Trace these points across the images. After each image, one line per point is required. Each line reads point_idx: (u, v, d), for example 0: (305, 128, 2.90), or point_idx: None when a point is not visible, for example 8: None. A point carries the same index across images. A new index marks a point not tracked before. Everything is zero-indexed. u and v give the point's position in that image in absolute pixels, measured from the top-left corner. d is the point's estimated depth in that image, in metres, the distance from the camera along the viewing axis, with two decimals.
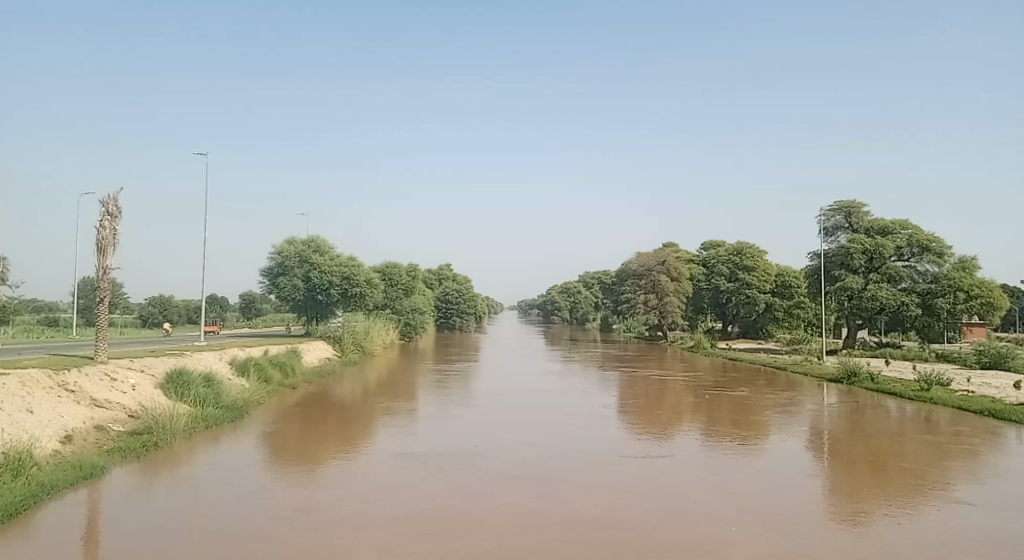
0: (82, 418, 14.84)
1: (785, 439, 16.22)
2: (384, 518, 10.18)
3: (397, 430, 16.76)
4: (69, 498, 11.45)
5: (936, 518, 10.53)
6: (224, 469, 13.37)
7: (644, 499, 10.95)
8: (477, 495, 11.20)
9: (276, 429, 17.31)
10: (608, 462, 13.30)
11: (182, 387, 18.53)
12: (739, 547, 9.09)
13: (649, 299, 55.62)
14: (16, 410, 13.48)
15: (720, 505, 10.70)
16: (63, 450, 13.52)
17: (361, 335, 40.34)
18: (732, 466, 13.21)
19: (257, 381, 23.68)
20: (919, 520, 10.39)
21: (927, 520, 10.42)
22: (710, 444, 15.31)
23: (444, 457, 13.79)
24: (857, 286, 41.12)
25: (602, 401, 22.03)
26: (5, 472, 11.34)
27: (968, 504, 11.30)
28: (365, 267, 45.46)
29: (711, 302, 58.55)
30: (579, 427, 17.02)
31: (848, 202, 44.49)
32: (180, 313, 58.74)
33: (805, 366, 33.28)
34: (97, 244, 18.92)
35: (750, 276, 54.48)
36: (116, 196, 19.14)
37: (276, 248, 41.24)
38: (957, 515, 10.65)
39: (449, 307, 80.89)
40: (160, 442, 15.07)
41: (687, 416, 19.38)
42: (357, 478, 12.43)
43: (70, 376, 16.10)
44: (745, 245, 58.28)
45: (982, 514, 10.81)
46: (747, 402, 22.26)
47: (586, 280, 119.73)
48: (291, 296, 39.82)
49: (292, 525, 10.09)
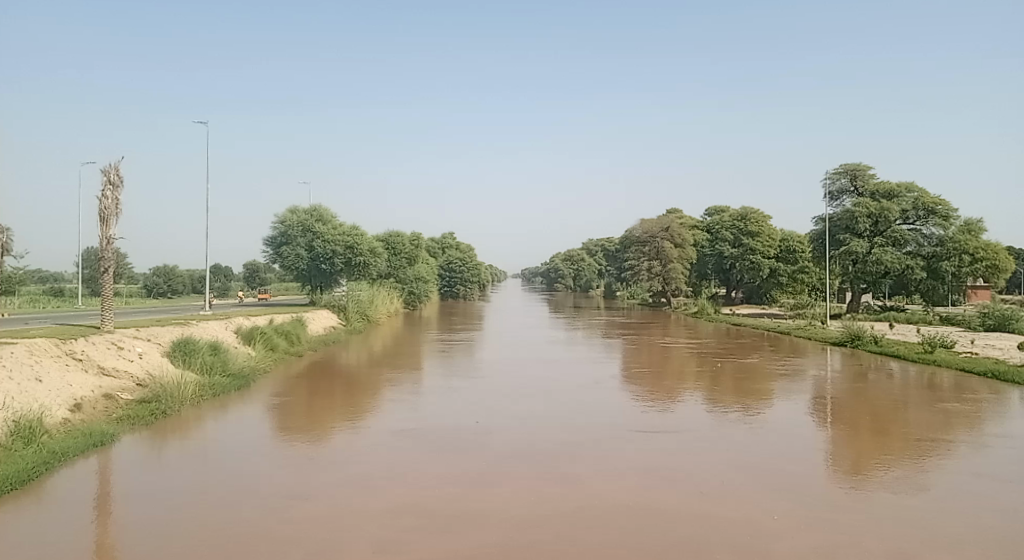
0: (90, 387, 15.00)
1: (791, 407, 16.23)
2: (385, 507, 9.74)
3: (401, 403, 16.71)
4: (79, 466, 11.60)
5: (962, 495, 10.22)
6: (234, 441, 13.29)
7: (663, 481, 10.64)
8: (487, 481, 10.75)
9: (285, 399, 17.36)
10: (622, 440, 13.03)
11: (189, 356, 18.68)
12: (765, 536, 8.70)
13: (653, 266, 55.63)
14: (24, 380, 13.58)
15: (738, 489, 10.35)
16: (73, 418, 13.64)
17: (365, 304, 40.60)
18: (745, 442, 12.95)
19: (263, 349, 23.86)
20: (945, 496, 10.13)
21: (951, 496, 10.14)
22: (717, 415, 15.27)
23: (451, 435, 13.54)
24: (861, 250, 40.86)
25: (607, 370, 22.09)
26: (17, 441, 11.56)
27: (995, 478, 11.01)
28: (368, 235, 45.39)
29: (715, 268, 57.91)
30: (583, 399, 17.06)
31: (854, 164, 44.15)
32: (186, 283, 59.12)
33: (808, 331, 33.42)
34: (99, 213, 18.84)
35: (754, 241, 54.34)
36: (117, 164, 19.10)
37: (279, 218, 41.19)
38: (981, 490, 10.41)
39: (452, 275, 81.19)
40: (168, 410, 15.19)
41: (692, 384, 19.41)
42: (359, 457, 12.15)
43: (77, 345, 16.24)
44: (749, 209, 57.85)
45: (1005, 487, 10.60)
46: (753, 368, 22.37)
47: (591, 247, 119.33)
48: (295, 265, 39.72)
49: (298, 505, 9.86)
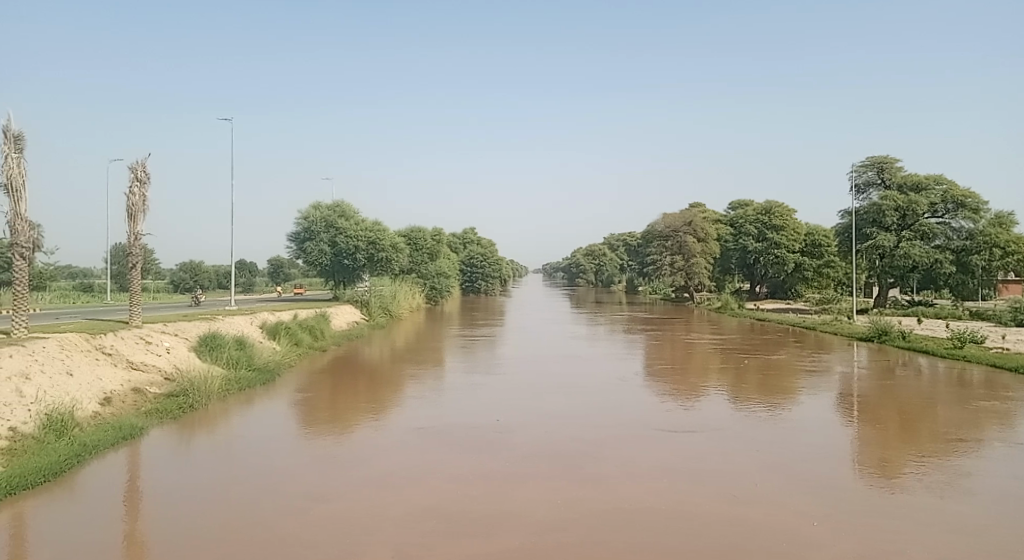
0: (120, 381, 15.24)
1: (816, 404, 16.07)
2: (408, 508, 9.68)
3: (423, 400, 16.80)
4: (109, 458, 11.78)
5: (997, 498, 10.00)
6: (259, 436, 13.40)
7: (691, 484, 10.51)
8: (510, 482, 10.67)
9: (309, 393, 17.52)
10: (646, 440, 12.93)
11: (215, 350, 19.00)
12: (795, 543, 8.53)
13: (676, 260, 55.31)
14: (56, 373, 13.83)
15: (766, 492, 10.17)
16: (103, 411, 13.87)
17: (388, 299, 40.86)
18: (770, 442, 12.79)
19: (288, 344, 24.13)
20: (979, 500, 9.88)
21: (986, 500, 9.90)
22: (741, 413, 15.13)
23: (473, 434, 13.52)
24: (889, 244, 40.22)
25: (630, 367, 22.05)
26: (49, 434, 11.83)
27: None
28: (389, 231, 45.61)
29: (739, 262, 56.90)
30: (606, 397, 17.00)
31: (880, 157, 43.50)
32: (211, 279, 59.90)
33: (835, 326, 33.01)
34: (127, 210, 19.13)
35: (778, 235, 53.74)
36: (144, 162, 19.36)
37: (302, 214, 41.47)
38: (1016, 493, 10.18)
39: (473, 270, 81.49)
40: (195, 404, 15.39)
41: (715, 380, 19.30)
42: (382, 455, 12.17)
43: (107, 340, 16.51)
44: (774, 203, 56.73)
45: None
46: (777, 365, 22.16)
47: (612, 242, 118.91)
48: (319, 261, 40.03)
49: (321, 503, 9.88)
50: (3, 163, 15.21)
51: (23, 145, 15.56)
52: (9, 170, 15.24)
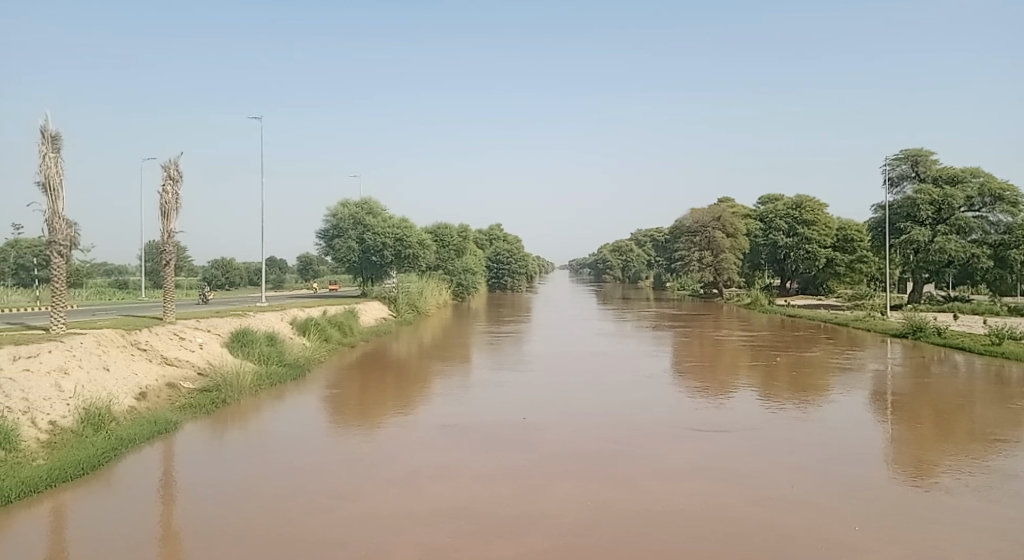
0: (155, 375, 15.54)
1: (848, 402, 15.81)
2: (434, 507, 9.71)
3: (451, 397, 16.86)
4: (145, 452, 12.02)
5: None
6: (290, 432, 13.57)
7: (721, 486, 10.39)
8: (538, 483, 10.63)
9: (339, 389, 17.70)
10: (675, 440, 12.83)
11: (247, 346, 19.28)
12: (828, 549, 8.36)
13: (704, 256, 54.82)
14: (93, 368, 14.14)
15: (797, 495, 10.00)
16: (139, 406, 14.15)
17: (415, 296, 41.10)
18: (801, 442, 12.60)
19: (317, 340, 24.41)
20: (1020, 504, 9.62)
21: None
22: (772, 412, 14.94)
23: (500, 432, 13.52)
24: (923, 238, 39.38)
25: (658, 364, 21.91)
26: (87, 428, 12.11)
27: None
28: (416, 227, 45.82)
29: (769, 258, 56.20)
30: (633, 395, 16.90)
31: (915, 150, 42.62)
32: (242, 276, 60.77)
33: (867, 323, 32.45)
34: (161, 208, 19.45)
35: (810, 230, 52.93)
36: (177, 160, 19.67)
37: (331, 211, 41.81)
38: None
39: (500, 267, 81.65)
40: (228, 398, 15.63)
41: (744, 378, 19.09)
42: (410, 453, 12.23)
43: (142, 335, 16.83)
44: (805, 198, 55.60)
45: None
46: (809, 362, 21.82)
47: (640, 238, 118.10)
48: (347, 257, 40.38)
49: (350, 500, 9.97)
50: (41, 163, 15.57)
51: (61, 145, 15.90)
52: (47, 170, 15.60)
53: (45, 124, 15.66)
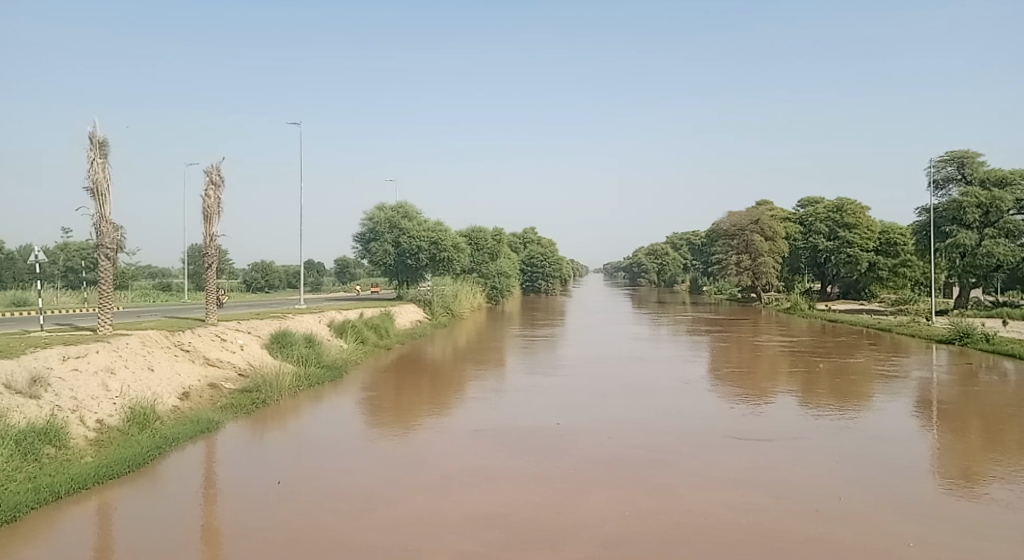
0: (197, 376, 15.87)
1: (893, 411, 15.41)
2: (469, 514, 9.71)
3: (486, 400, 16.88)
4: (188, 450, 12.26)
5: None
6: (328, 433, 13.72)
7: (765, 498, 10.17)
8: (575, 492, 10.52)
9: (375, 391, 17.85)
10: (712, 449, 12.65)
11: (286, 348, 19.61)
12: None
13: (741, 260, 54.08)
14: (139, 368, 14.48)
15: (839, 509, 9.76)
16: (182, 405, 14.45)
17: (450, 299, 41.31)
18: (844, 453, 12.31)
19: (354, 342, 24.69)
20: None
21: None
22: (813, 420, 14.63)
23: (535, 438, 13.48)
24: (970, 242, 38.25)
25: (695, 369, 21.63)
26: (132, 426, 12.41)
27: None
28: (451, 231, 46.03)
29: (809, 262, 55.19)
30: (670, 401, 16.73)
31: (961, 151, 41.48)
32: (282, 278, 61.78)
33: (911, 328, 31.66)
34: (203, 212, 19.87)
35: (851, 234, 51.84)
36: (218, 165, 20.08)
37: (367, 215, 42.28)
38: None
39: (534, 270, 81.64)
40: (268, 399, 15.87)
41: (783, 384, 18.76)
42: (445, 458, 12.26)
43: (185, 337, 17.20)
44: (846, 201, 54.60)
45: None
46: (851, 368, 21.34)
47: (676, 241, 116.96)
48: (383, 260, 40.75)
49: (386, 504, 10.04)
50: (89, 168, 16.02)
51: (108, 151, 16.33)
52: (94, 175, 16.04)
53: (93, 131, 16.12)
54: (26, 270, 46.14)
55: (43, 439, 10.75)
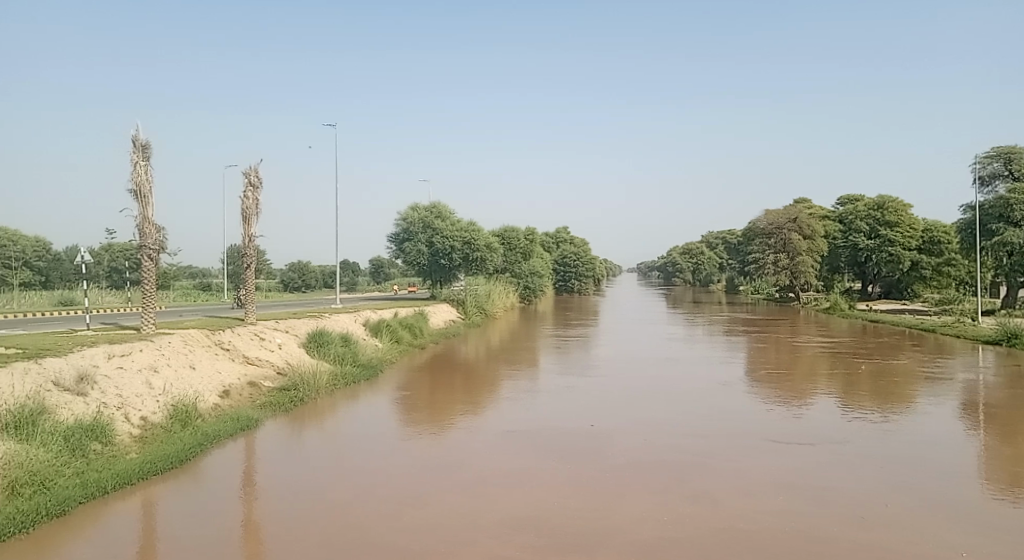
0: (237, 374, 16.15)
1: (937, 413, 15.02)
2: (504, 516, 9.71)
3: (520, 401, 16.87)
4: (229, 447, 12.48)
5: None
6: (365, 432, 13.84)
7: (805, 504, 9.98)
8: (610, 497, 10.44)
9: (410, 391, 17.95)
10: (749, 452, 12.47)
11: (323, 347, 19.86)
12: None
13: (779, 259, 53.24)
14: (180, 367, 14.78)
15: (882, 515, 9.55)
16: (222, 403, 14.71)
17: (483, 298, 41.43)
18: (887, 457, 12.03)
19: (389, 341, 24.89)
20: None
21: None
22: (854, 423, 14.32)
23: (571, 440, 13.43)
24: (1018, 240, 37.10)
25: (732, 371, 21.35)
26: (175, 423, 12.67)
27: None
28: (484, 231, 46.14)
29: (849, 261, 54.08)
30: (706, 403, 16.53)
31: (1008, 147, 40.27)
32: (318, 278, 62.59)
33: (956, 328, 30.80)
34: (242, 213, 20.21)
35: (893, 232, 50.64)
36: (257, 167, 20.41)
37: (401, 215, 42.61)
38: None
39: (567, 270, 81.42)
40: (305, 397, 16.08)
41: (823, 386, 18.41)
42: (480, 459, 12.28)
43: (225, 336, 17.52)
44: (888, 198, 53.37)
45: None
46: (893, 370, 20.85)
47: (711, 240, 115.56)
48: (417, 260, 41.02)
49: (422, 505, 10.09)
50: (133, 171, 16.41)
51: (150, 154, 16.70)
52: (138, 178, 16.42)
53: (136, 134, 16.50)
54: (73, 270, 47.48)
55: (90, 435, 11.06)
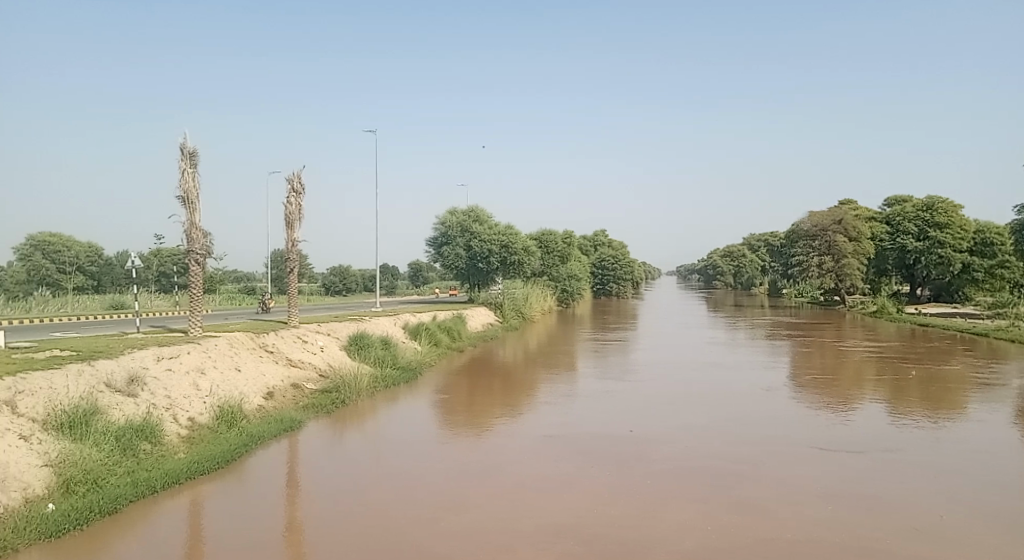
0: (281, 376, 16.43)
1: (990, 420, 14.55)
2: (544, 523, 9.67)
3: (560, 405, 16.83)
4: (272, 448, 12.69)
5: None
6: (405, 435, 13.95)
7: (851, 514, 9.75)
8: (650, 505, 10.29)
9: (449, 394, 18.04)
10: (793, 460, 12.23)
11: (364, 350, 20.09)
12: None
13: (823, 261, 52.19)
14: (226, 368, 15.10)
15: (932, 527, 9.27)
16: (267, 404, 14.98)
17: (521, 302, 41.47)
18: (938, 466, 11.68)
19: (428, 344, 25.08)
20: None
21: None
22: (903, 431, 13.93)
23: (610, 446, 13.34)
24: None
25: (774, 376, 20.99)
26: (221, 424, 12.94)
27: None
28: (522, 234, 46.19)
29: (897, 263, 52.72)
30: (748, 409, 16.27)
31: None
32: (358, 282, 63.34)
33: (1010, 333, 29.78)
34: (285, 218, 20.58)
35: (943, 234, 49.18)
36: (300, 173, 20.76)
37: (439, 220, 42.91)
38: None
39: (605, 273, 80.97)
40: (347, 399, 16.28)
41: (870, 391, 17.97)
42: (519, 463, 12.27)
43: (269, 338, 17.85)
44: (937, 199, 51.88)
45: None
46: (944, 375, 20.25)
47: (753, 242, 113.84)
48: (455, 264, 41.25)
49: (462, 509, 10.12)
50: (181, 178, 16.82)
51: (197, 161, 17.11)
52: (186, 185, 16.84)
53: (184, 142, 16.93)
54: (123, 275, 48.96)
55: (139, 435, 11.35)
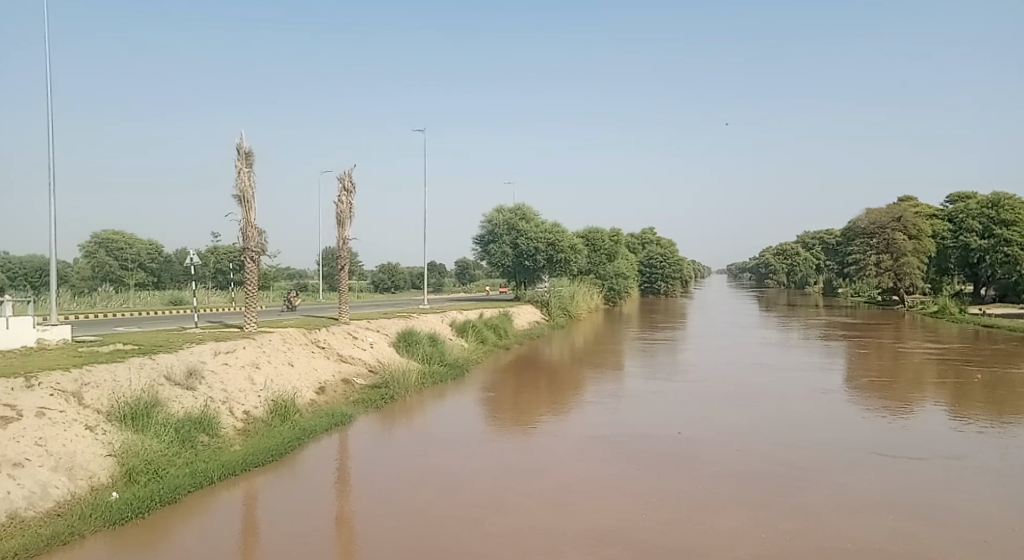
0: (332, 372, 16.71)
1: None
2: (589, 525, 9.59)
3: (607, 404, 16.71)
4: (324, 442, 12.92)
5: None
6: (454, 431, 14.03)
7: (908, 525, 9.41)
8: (698, 510, 10.11)
9: (496, 391, 18.09)
10: (847, 466, 11.87)
11: (412, 346, 20.29)
12: None
13: (880, 260, 50.63)
14: (279, 363, 15.42)
15: (994, 539, 8.89)
16: (319, 399, 15.26)
17: (567, 300, 41.33)
18: (1002, 475, 11.19)
19: (475, 341, 25.21)
20: None
21: None
22: (965, 437, 13.38)
23: (658, 447, 13.17)
24: None
25: (828, 377, 20.47)
26: (275, 417, 13.24)
27: None
28: (569, 232, 46.05)
29: (960, 262, 50.75)
30: (801, 411, 15.88)
31: None
32: (406, 279, 64.01)
33: None
34: (336, 216, 20.92)
35: (1009, 231, 46.80)
36: (350, 172, 21.06)
37: (486, 218, 43.10)
38: None
39: (653, 271, 80.11)
40: (396, 395, 16.47)
41: (929, 395, 17.34)
42: (566, 464, 12.20)
43: (320, 334, 18.17)
44: (1004, 194, 49.62)
45: None
46: (1010, 378, 19.42)
47: (807, 240, 111.19)
48: (501, 262, 41.37)
49: (508, 508, 10.13)
50: (236, 178, 17.24)
51: (252, 160, 17.50)
52: (241, 184, 17.25)
53: (240, 142, 17.35)
54: (182, 272, 50.59)
55: (198, 428, 11.68)
